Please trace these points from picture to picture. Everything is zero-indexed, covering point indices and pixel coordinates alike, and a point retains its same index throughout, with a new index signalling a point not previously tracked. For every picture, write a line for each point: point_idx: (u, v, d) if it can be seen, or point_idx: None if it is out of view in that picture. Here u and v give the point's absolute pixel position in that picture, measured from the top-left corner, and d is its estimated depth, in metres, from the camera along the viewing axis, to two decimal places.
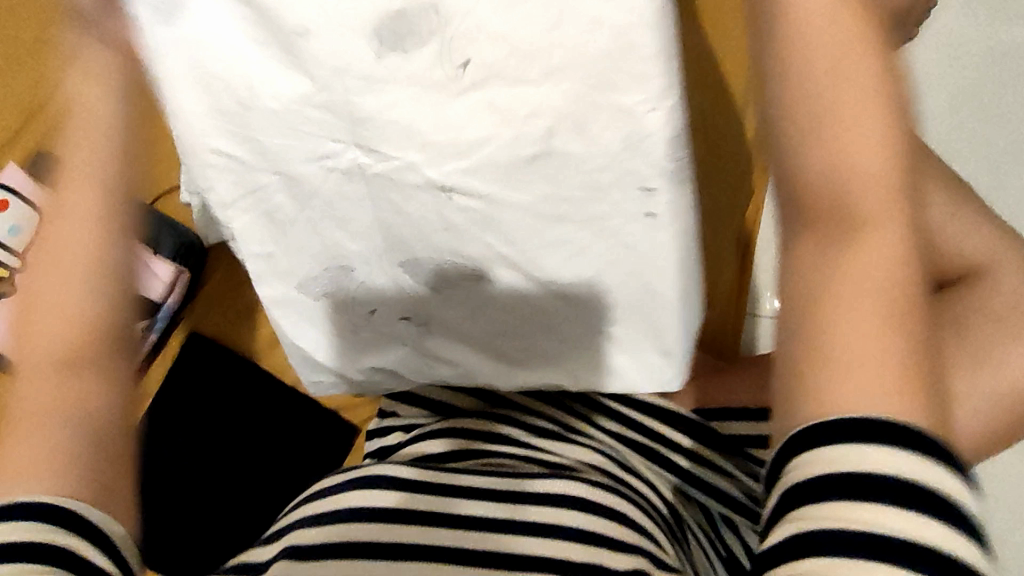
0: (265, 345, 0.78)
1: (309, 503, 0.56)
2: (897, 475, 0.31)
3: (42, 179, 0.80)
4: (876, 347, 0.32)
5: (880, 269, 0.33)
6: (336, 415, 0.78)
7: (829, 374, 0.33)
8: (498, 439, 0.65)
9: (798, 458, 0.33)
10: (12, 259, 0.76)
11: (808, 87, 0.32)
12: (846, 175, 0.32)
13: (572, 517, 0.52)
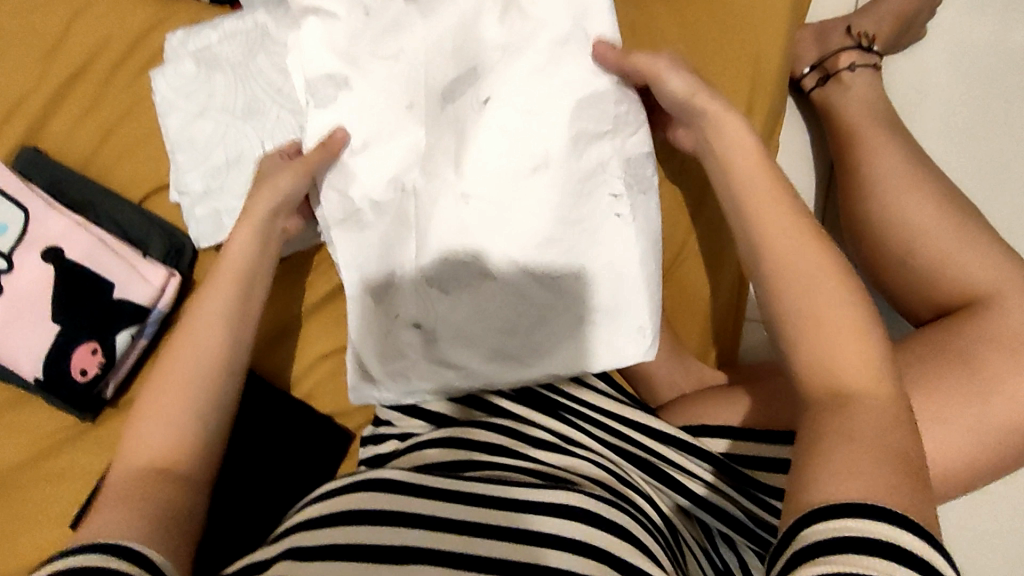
0: (264, 349, 0.78)
1: (306, 508, 0.56)
2: (890, 536, 0.37)
3: (29, 177, 0.78)
4: (865, 459, 0.41)
5: (863, 405, 0.43)
6: (330, 420, 0.76)
7: (830, 474, 0.40)
8: (499, 447, 0.63)
9: (807, 526, 0.39)
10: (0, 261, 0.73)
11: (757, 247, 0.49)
12: (808, 310, 0.46)
13: (560, 525, 0.51)
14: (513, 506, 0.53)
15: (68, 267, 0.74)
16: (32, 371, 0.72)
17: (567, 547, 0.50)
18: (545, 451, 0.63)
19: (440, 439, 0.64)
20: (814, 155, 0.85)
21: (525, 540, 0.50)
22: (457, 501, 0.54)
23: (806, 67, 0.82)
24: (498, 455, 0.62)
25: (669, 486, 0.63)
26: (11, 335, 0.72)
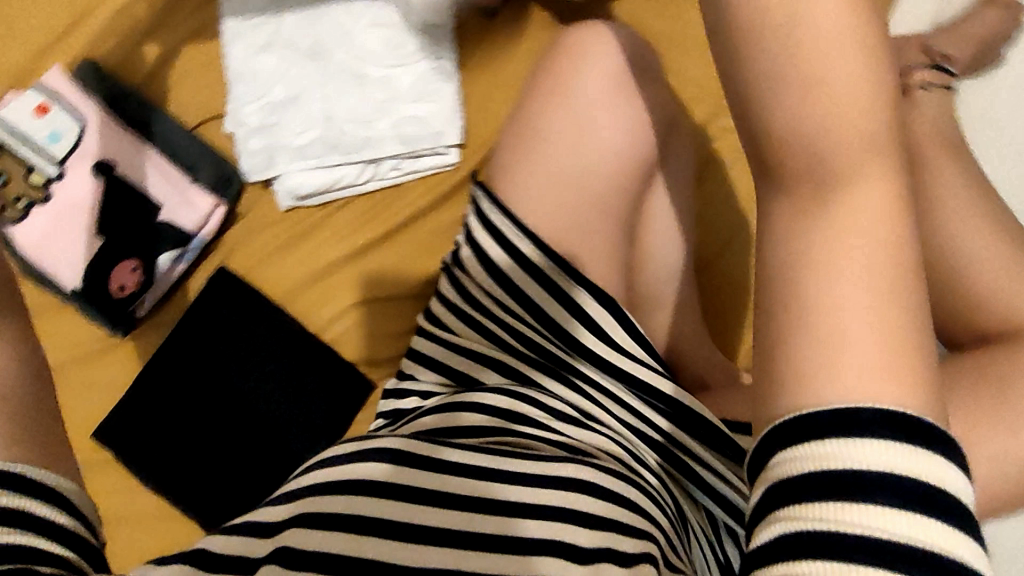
0: (295, 288, 0.77)
1: (311, 471, 0.56)
2: (896, 470, 0.29)
3: (83, 83, 0.77)
4: (864, 345, 0.30)
5: (868, 237, 0.31)
6: (354, 368, 0.76)
7: (813, 373, 0.30)
8: (517, 416, 0.62)
9: (789, 450, 0.30)
10: (53, 168, 0.74)
11: (765, 56, 0.29)
12: (818, 141, 0.30)
13: (569, 499, 0.53)
14: (523, 479, 0.54)
15: (118, 182, 0.76)
16: (72, 281, 0.74)
17: (578, 519, 0.51)
18: (564, 424, 0.63)
19: (459, 403, 0.64)
20: None
21: (533, 513, 0.52)
22: (466, 475, 0.54)
23: None
24: (516, 424, 0.62)
25: (679, 471, 0.63)
26: (56, 243, 0.73)
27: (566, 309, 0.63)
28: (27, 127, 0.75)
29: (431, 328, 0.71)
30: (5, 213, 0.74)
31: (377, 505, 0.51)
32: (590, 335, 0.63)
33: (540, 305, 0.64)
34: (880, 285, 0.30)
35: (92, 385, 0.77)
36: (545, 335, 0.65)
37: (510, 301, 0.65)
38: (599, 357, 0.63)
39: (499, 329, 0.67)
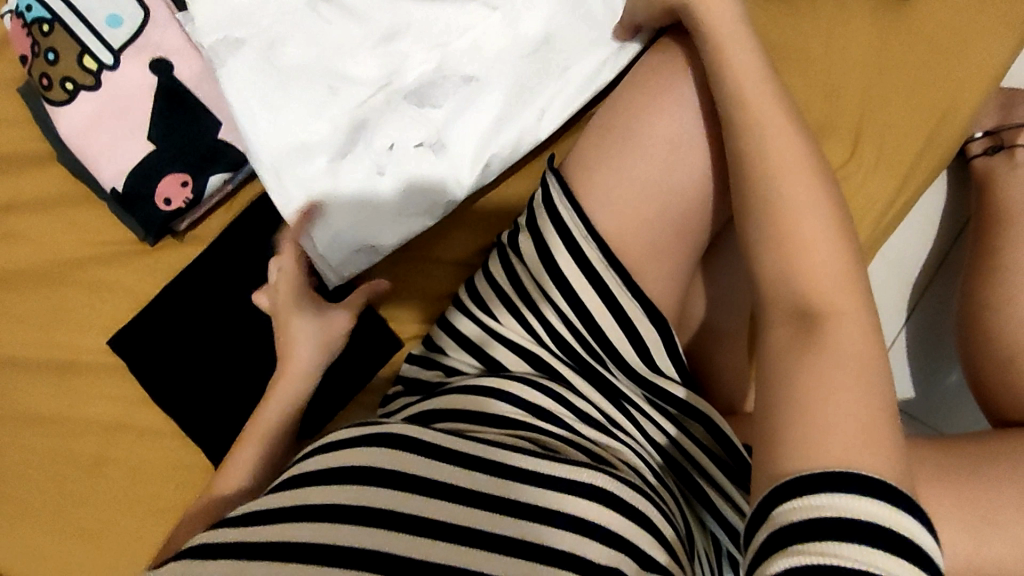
0: None
1: (319, 454, 0.56)
2: (872, 519, 0.38)
3: None
4: (840, 420, 0.42)
5: (842, 345, 0.45)
6: (385, 324, 0.74)
7: (807, 437, 0.42)
8: (543, 412, 0.60)
9: (790, 502, 0.40)
10: (107, 56, 0.70)
11: (771, 215, 0.50)
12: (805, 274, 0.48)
13: (575, 504, 0.50)
14: (543, 481, 0.52)
15: (174, 85, 0.71)
16: (113, 182, 0.71)
17: (594, 532, 0.49)
18: (590, 429, 0.60)
19: (485, 388, 0.61)
20: (945, 221, 0.82)
21: (552, 520, 0.50)
22: (487, 471, 0.53)
23: (981, 130, 0.77)
24: (541, 420, 0.60)
25: (692, 492, 0.61)
26: (103, 138, 0.70)
27: (606, 301, 0.61)
28: (84, 4, 0.70)
29: (467, 304, 0.68)
30: (52, 92, 0.70)
31: (393, 497, 0.51)
32: (623, 337, 0.61)
33: (579, 302, 0.61)
34: (851, 382, 0.44)
35: (117, 288, 0.76)
36: (582, 332, 0.62)
37: (546, 292, 0.63)
38: (627, 359, 0.62)
39: (537, 317, 0.64)
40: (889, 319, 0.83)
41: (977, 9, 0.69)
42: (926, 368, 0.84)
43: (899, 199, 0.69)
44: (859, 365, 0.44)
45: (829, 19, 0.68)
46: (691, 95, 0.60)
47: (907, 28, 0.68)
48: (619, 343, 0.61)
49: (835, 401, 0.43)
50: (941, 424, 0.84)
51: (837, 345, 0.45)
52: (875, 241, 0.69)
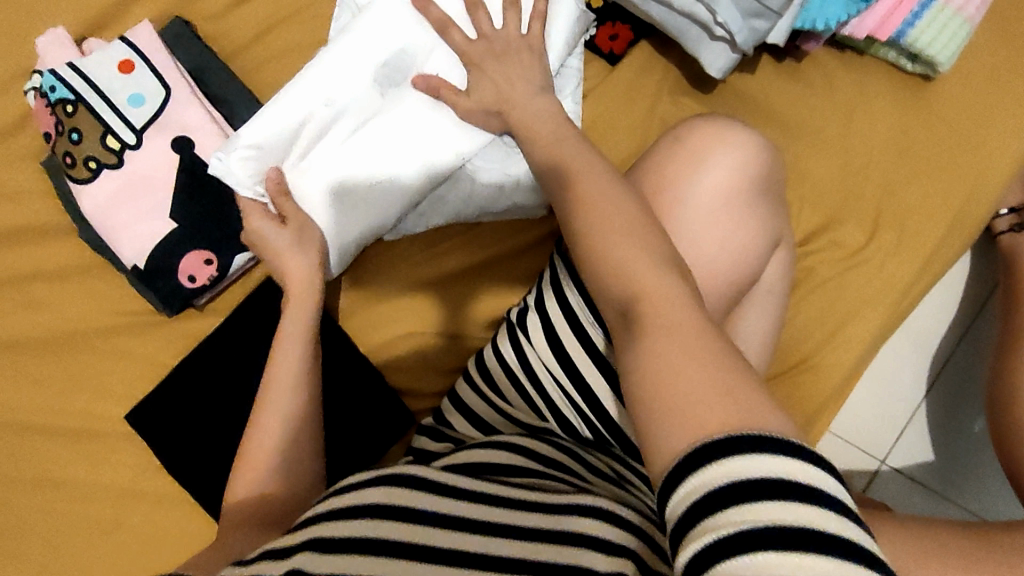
0: (353, 306, 0.75)
1: (320, 502, 0.53)
2: (790, 472, 0.31)
3: (174, 50, 0.74)
4: None
5: None
6: (397, 398, 0.74)
7: None
8: (551, 461, 0.59)
9: (701, 465, 0.32)
10: (129, 134, 0.71)
11: None
12: None
13: (590, 525, 0.48)
14: (548, 508, 0.50)
15: (195, 163, 0.72)
16: (134, 258, 0.72)
17: (601, 548, 0.46)
18: (599, 480, 0.58)
19: (494, 443, 0.59)
20: (968, 295, 0.81)
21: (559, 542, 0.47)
22: (490, 503, 0.51)
23: (1006, 207, 0.76)
24: (548, 465, 0.58)
25: None
26: (125, 216, 0.71)
27: (602, 359, 0.59)
28: (108, 84, 0.71)
29: (476, 378, 0.67)
30: (75, 170, 0.72)
31: (404, 528, 0.48)
32: (620, 407, 0.59)
33: (578, 362, 0.60)
34: None
35: (133, 357, 0.77)
36: (585, 407, 0.61)
37: (546, 356, 0.62)
38: (626, 429, 0.59)
39: (533, 385, 0.63)
40: (907, 391, 0.81)
41: (1006, 89, 0.65)
42: (949, 442, 0.81)
43: (920, 281, 0.65)
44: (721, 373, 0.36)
45: (847, 100, 0.65)
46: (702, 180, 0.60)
47: (930, 110, 0.65)
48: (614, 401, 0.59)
49: None
50: (968, 500, 0.80)
51: None
52: (893, 325, 0.66)
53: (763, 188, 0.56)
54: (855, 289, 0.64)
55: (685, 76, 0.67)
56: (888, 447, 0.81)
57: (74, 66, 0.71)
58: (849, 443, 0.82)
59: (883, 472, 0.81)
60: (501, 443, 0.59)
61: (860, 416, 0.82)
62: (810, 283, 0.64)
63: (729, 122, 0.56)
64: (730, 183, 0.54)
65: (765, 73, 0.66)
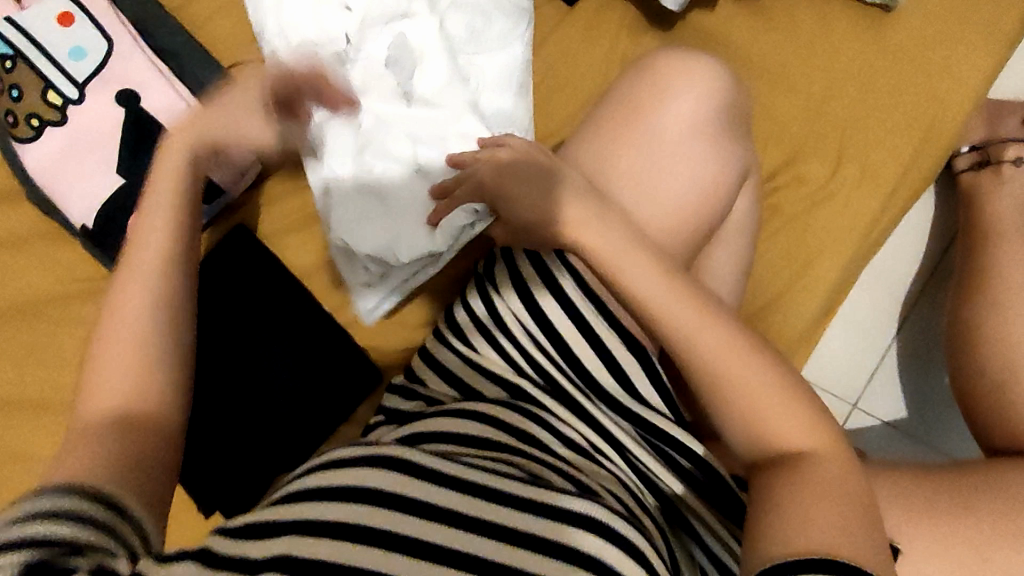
0: (318, 264, 0.73)
1: (309, 469, 0.51)
2: None
3: (117, 2, 0.71)
4: (827, 515, 0.41)
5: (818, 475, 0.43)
6: (364, 354, 0.72)
7: (789, 520, 0.41)
8: (527, 437, 0.56)
9: None
10: (71, 90, 0.68)
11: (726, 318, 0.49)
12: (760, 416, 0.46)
13: (558, 532, 0.46)
14: (530, 507, 0.47)
15: (142, 117, 0.69)
16: (82, 218, 0.69)
17: (578, 560, 0.45)
18: (575, 458, 0.56)
19: (469, 413, 0.58)
20: (933, 234, 0.81)
21: (536, 546, 0.45)
22: (467, 492, 0.48)
23: (967, 145, 0.77)
24: (523, 446, 0.56)
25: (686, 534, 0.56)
26: (70, 175, 0.69)
27: (580, 313, 0.58)
28: (48, 37, 0.69)
29: (444, 331, 0.64)
30: (17, 130, 0.69)
31: (377, 513, 0.46)
32: (602, 367, 0.58)
33: (554, 311, 0.58)
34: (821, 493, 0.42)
35: (82, 326, 0.73)
36: (561, 365, 0.59)
37: (520, 310, 0.60)
38: (607, 390, 0.59)
39: (511, 346, 0.61)
40: (876, 335, 0.82)
41: (963, 23, 0.65)
42: (917, 385, 0.81)
43: (882, 220, 0.65)
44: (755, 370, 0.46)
45: (809, 34, 0.64)
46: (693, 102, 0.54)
47: (890, 42, 0.65)
48: (594, 371, 0.59)
49: (818, 502, 0.41)
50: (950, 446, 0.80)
51: (772, 428, 0.45)
52: (858, 266, 0.66)
53: (724, 123, 0.54)
54: (819, 228, 0.64)
55: (645, 13, 0.66)
56: (856, 388, 0.82)
57: (11, 20, 0.68)
58: (817, 385, 0.82)
59: (855, 416, 0.82)
60: (480, 415, 0.57)
61: (828, 358, 0.82)
62: (776, 220, 0.64)
63: (696, 56, 0.55)
64: (695, 119, 0.53)
65: (726, 9, 0.65)
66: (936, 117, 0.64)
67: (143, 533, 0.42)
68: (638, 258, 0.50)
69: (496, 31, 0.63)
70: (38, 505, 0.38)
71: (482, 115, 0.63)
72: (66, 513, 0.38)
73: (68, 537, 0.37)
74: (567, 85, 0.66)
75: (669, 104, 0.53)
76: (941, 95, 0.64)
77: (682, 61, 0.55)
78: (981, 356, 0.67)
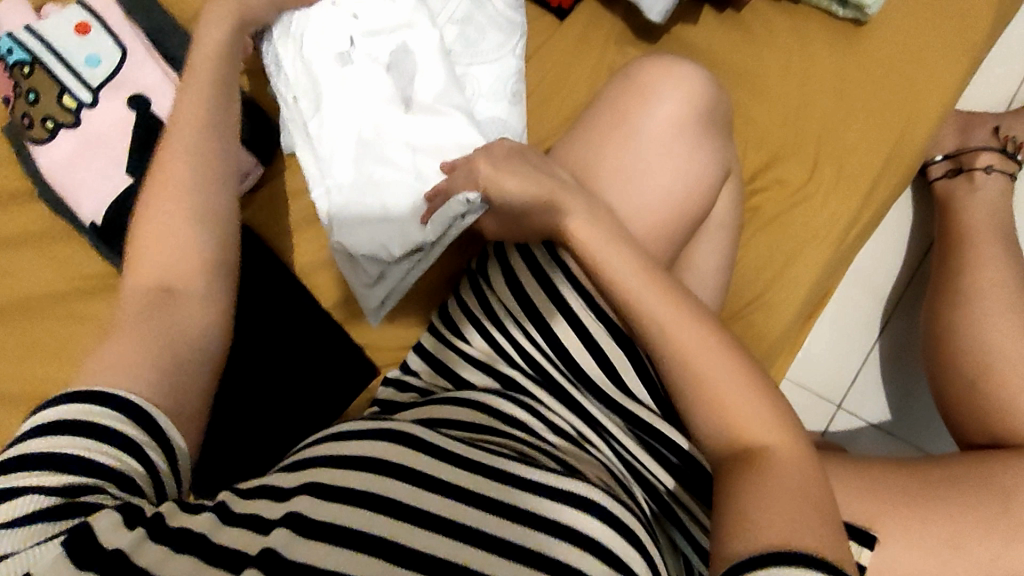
0: (318, 263, 0.76)
1: (311, 446, 0.53)
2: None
3: (131, 14, 0.75)
4: (787, 503, 0.42)
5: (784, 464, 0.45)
6: (361, 351, 0.74)
7: (753, 508, 0.43)
8: (513, 420, 0.59)
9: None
10: (86, 94, 0.72)
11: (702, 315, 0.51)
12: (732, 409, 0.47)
13: (548, 506, 0.47)
14: (520, 483, 0.49)
15: (153, 120, 0.73)
16: (92, 216, 0.72)
17: (565, 535, 0.46)
18: (564, 444, 0.58)
19: (464, 400, 0.60)
20: (912, 241, 0.84)
21: (526, 520, 0.47)
22: (464, 467, 0.49)
23: (941, 154, 0.81)
24: (516, 430, 0.57)
25: (669, 519, 0.57)
26: (82, 174, 0.72)
27: (568, 306, 0.60)
28: (65, 44, 0.72)
29: (442, 327, 0.67)
30: (33, 132, 0.72)
31: (378, 479, 0.47)
32: (595, 364, 0.60)
33: (545, 304, 0.60)
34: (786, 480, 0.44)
35: (88, 321, 0.76)
36: (556, 360, 0.61)
37: (516, 302, 0.62)
38: (597, 382, 0.60)
39: (507, 338, 0.63)
40: (859, 338, 0.84)
41: (932, 36, 0.69)
42: (900, 387, 0.83)
43: (859, 220, 0.68)
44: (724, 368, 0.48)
45: (786, 45, 0.68)
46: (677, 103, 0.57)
47: (863, 53, 0.68)
48: (583, 363, 0.60)
49: (779, 489, 0.43)
50: (931, 446, 0.82)
51: (743, 419, 0.47)
52: (837, 265, 0.68)
53: (705, 123, 0.58)
54: (798, 227, 0.67)
55: (631, 25, 0.70)
56: (841, 390, 0.84)
57: (31, 29, 0.72)
58: (802, 386, 0.85)
59: (840, 417, 0.84)
60: (475, 402, 0.59)
61: (812, 360, 0.85)
62: (757, 220, 0.67)
63: (679, 61, 0.59)
64: (678, 118, 0.56)
65: (707, 22, 0.69)
66: (907, 124, 0.68)
67: (175, 467, 0.45)
68: (627, 260, 0.52)
69: (490, 45, 0.67)
70: (71, 419, 0.42)
71: (477, 121, 0.65)
72: (92, 443, 0.42)
73: (95, 472, 0.41)
74: (557, 93, 0.69)
75: (653, 105, 0.57)
76: (912, 103, 0.68)
77: (666, 65, 0.58)
78: (958, 352, 0.69)
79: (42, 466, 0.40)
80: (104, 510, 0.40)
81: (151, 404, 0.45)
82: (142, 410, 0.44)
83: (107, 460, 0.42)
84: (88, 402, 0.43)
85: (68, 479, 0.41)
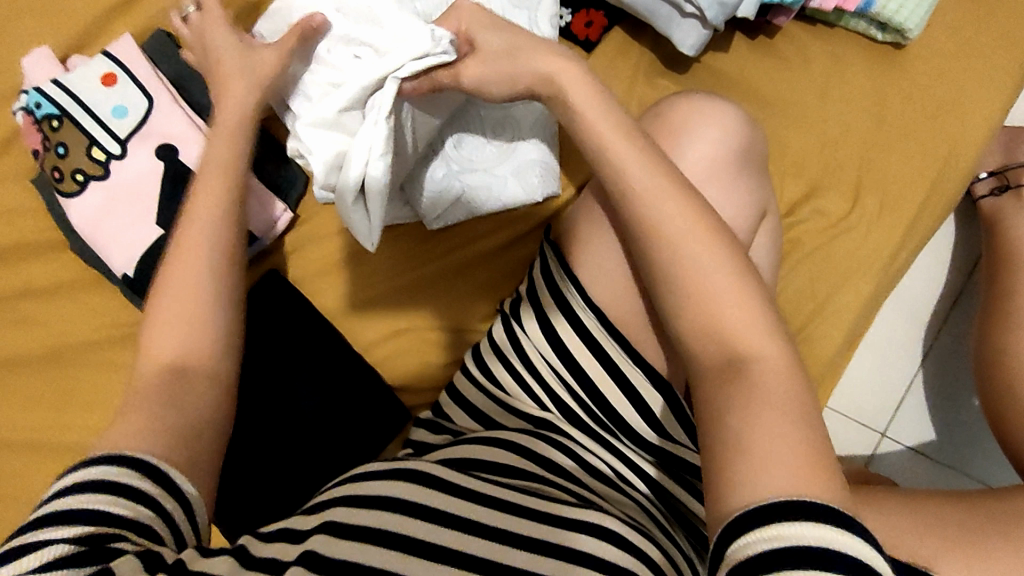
0: (347, 306, 0.75)
1: (344, 484, 0.51)
2: (819, 538, 0.33)
3: (156, 62, 0.75)
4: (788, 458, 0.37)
5: (777, 407, 0.39)
6: (394, 395, 0.73)
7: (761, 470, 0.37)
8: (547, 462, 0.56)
9: (736, 539, 0.35)
10: (114, 145, 0.72)
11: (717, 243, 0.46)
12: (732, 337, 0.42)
13: (593, 544, 0.46)
14: (546, 518, 0.47)
15: (180, 168, 0.72)
16: (123, 267, 0.72)
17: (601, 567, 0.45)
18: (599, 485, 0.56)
19: (495, 439, 0.57)
20: (956, 261, 0.82)
21: (562, 556, 0.45)
22: (492, 505, 0.48)
23: (985, 170, 0.78)
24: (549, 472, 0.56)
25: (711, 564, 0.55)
26: (111, 226, 0.72)
27: (604, 349, 0.56)
28: (92, 97, 0.72)
29: (471, 366, 0.65)
30: (63, 185, 0.72)
31: (414, 522, 0.46)
32: (631, 409, 0.56)
33: (579, 346, 0.57)
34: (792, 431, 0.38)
35: (119, 371, 0.74)
36: (587, 402, 0.58)
37: (549, 341, 0.59)
38: (633, 427, 0.57)
39: (535, 378, 0.60)
40: (903, 363, 0.82)
41: (975, 55, 0.66)
42: (948, 412, 0.81)
43: (904, 249, 0.65)
44: (719, 263, 0.44)
45: (822, 70, 0.66)
46: (720, 137, 0.55)
47: (902, 76, 0.66)
48: (617, 408, 0.57)
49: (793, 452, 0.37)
50: (983, 472, 0.80)
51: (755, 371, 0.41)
52: (882, 294, 0.66)
53: (743, 162, 0.56)
54: (839, 259, 0.64)
55: (659, 56, 0.69)
56: (886, 417, 0.82)
57: (58, 82, 0.72)
58: (847, 415, 0.82)
59: (884, 445, 0.81)
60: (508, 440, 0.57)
61: (858, 387, 0.82)
62: (797, 253, 0.65)
63: (713, 98, 0.57)
64: (714, 158, 0.55)
65: (738, 49, 0.67)
66: (952, 144, 0.65)
67: (192, 514, 0.45)
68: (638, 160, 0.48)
69: None
70: (90, 480, 0.41)
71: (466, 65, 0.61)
72: (107, 496, 0.41)
73: (116, 521, 0.40)
74: None
75: (691, 147, 0.55)
76: (956, 125, 0.65)
77: (710, 106, 0.56)
78: (1016, 376, 0.66)
79: (72, 520, 0.39)
80: (123, 556, 0.39)
81: (168, 464, 0.44)
82: (161, 470, 0.44)
83: (139, 515, 0.41)
84: (111, 464, 0.42)
85: (96, 527, 0.39)
